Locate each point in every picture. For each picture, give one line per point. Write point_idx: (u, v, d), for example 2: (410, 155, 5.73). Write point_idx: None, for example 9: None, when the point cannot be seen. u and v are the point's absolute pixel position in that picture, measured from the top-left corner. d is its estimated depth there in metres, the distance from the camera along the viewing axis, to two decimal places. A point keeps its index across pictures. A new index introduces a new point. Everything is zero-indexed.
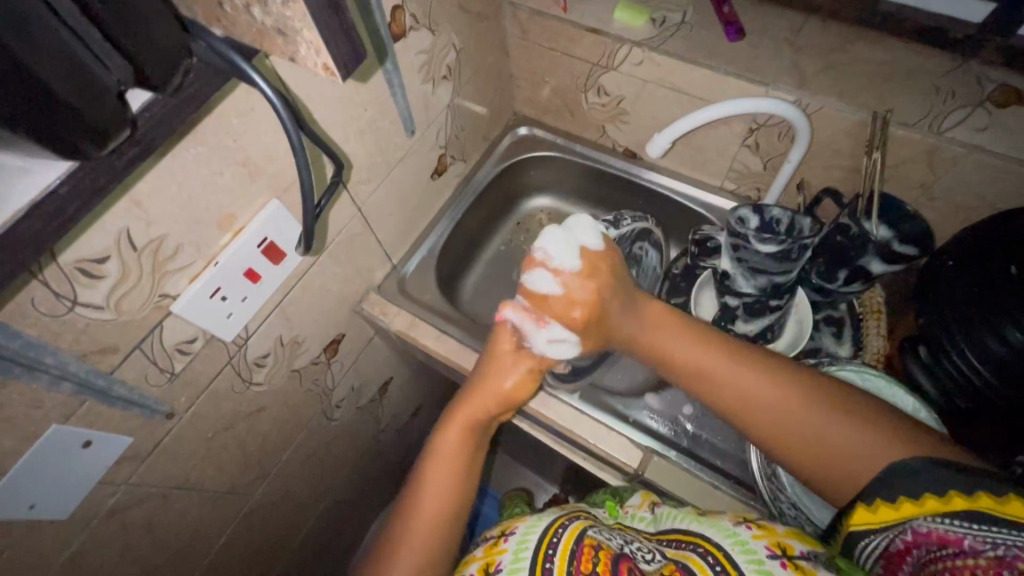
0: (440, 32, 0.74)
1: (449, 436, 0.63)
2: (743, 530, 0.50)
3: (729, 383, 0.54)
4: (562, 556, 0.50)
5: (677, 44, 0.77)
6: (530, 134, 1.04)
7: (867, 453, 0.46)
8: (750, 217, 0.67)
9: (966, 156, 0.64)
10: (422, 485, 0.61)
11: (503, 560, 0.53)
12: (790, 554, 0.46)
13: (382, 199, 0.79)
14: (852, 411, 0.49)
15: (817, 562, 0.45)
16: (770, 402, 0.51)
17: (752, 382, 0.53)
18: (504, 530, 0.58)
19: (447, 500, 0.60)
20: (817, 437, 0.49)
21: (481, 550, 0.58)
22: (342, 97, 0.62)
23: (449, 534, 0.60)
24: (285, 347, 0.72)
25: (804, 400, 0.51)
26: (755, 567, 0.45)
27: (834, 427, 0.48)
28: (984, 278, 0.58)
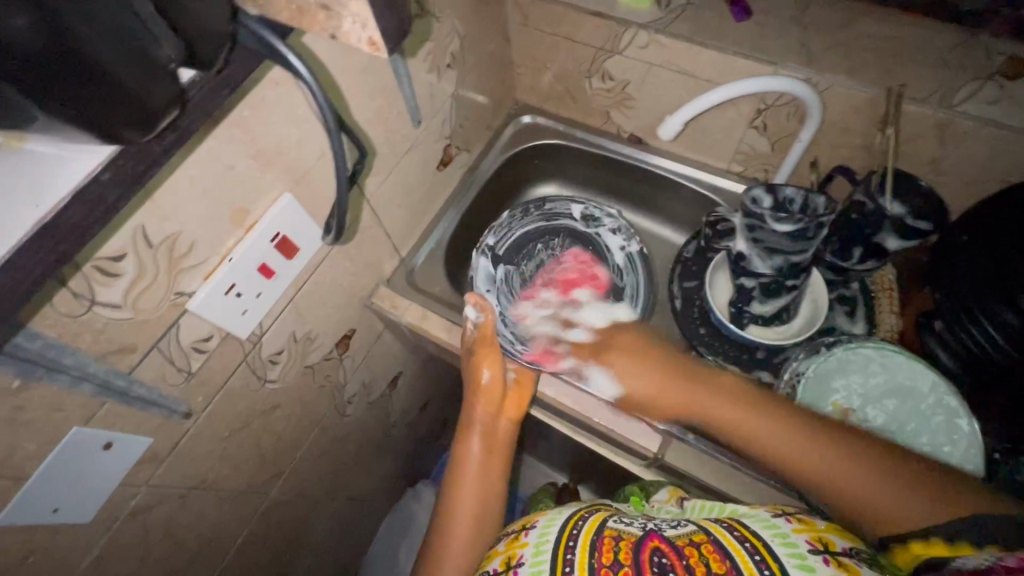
0: (444, 18, 0.73)
1: (473, 447, 0.72)
2: (782, 523, 0.50)
3: (775, 452, 0.56)
4: (583, 548, 0.51)
5: (682, 25, 0.76)
6: (533, 123, 1.03)
7: (894, 506, 0.49)
8: (763, 198, 0.66)
9: (977, 130, 0.64)
10: (456, 491, 0.69)
11: (525, 553, 0.54)
12: (831, 550, 0.47)
13: (390, 191, 0.78)
14: (887, 465, 0.51)
15: (860, 561, 0.46)
16: (807, 453, 0.54)
17: (779, 444, 0.56)
18: (525, 526, 0.59)
19: (483, 502, 0.69)
20: (846, 487, 0.51)
21: (503, 544, 0.59)
22: (351, 86, 0.62)
23: (491, 520, 0.69)
24: (298, 343, 0.72)
25: (837, 453, 0.53)
26: (797, 561, 0.46)
27: (867, 478, 0.51)
28: (998, 249, 0.59)
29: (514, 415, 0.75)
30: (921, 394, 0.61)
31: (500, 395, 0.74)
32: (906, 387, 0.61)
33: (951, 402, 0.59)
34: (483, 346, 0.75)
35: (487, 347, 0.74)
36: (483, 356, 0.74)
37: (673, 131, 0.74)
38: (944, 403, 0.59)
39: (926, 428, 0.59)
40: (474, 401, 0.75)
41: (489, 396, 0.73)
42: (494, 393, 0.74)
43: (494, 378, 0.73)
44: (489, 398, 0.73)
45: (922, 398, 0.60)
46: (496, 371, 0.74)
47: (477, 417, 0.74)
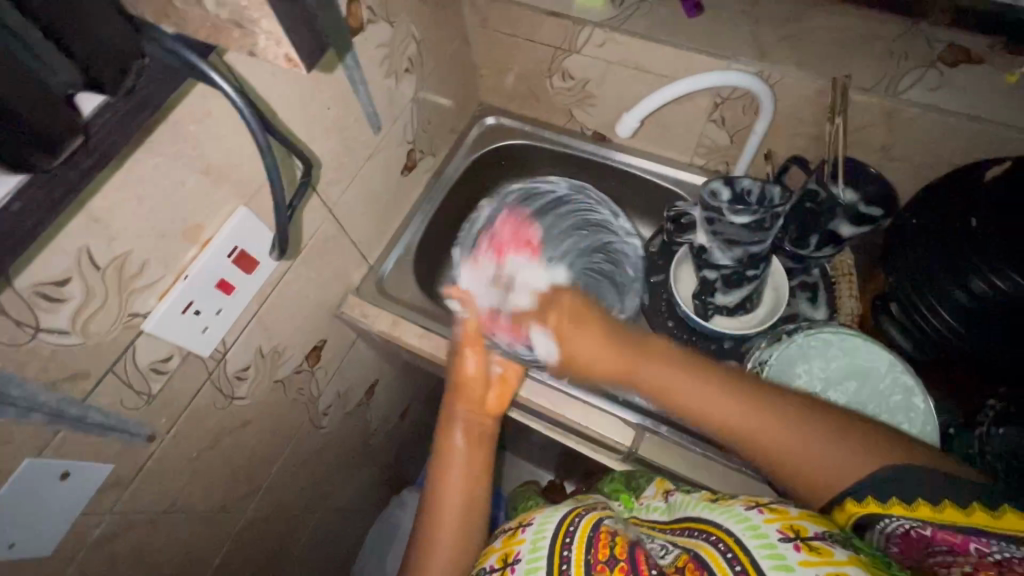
0: (399, 22, 0.73)
1: (456, 441, 0.70)
2: (754, 515, 0.50)
3: (718, 416, 0.53)
4: (579, 543, 0.54)
5: (638, 22, 0.77)
6: (498, 124, 1.03)
7: (844, 467, 0.48)
8: (721, 189, 0.67)
9: (921, 117, 0.66)
10: (438, 491, 0.67)
11: (522, 549, 0.56)
12: (804, 535, 0.46)
13: (353, 199, 0.78)
14: (842, 427, 0.50)
15: (832, 541, 0.45)
16: (748, 418, 0.52)
17: (717, 405, 0.53)
18: (522, 523, 0.62)
19: (469, 499, 0.67)
20: (793, 449, 0.51)
21: (499, 542, 0.61)
22: (303, 95, 0.61)
23: (478, 514, 0.67)
24: (266, 357, 0.71)
25: (781, 415, 0.52)
26: (768, 552, 0.46)
27: (819, 438, 0.50)
28: (945, 235, 0.60)
29: (496, 409, 0.73)
30: (878, 375, 0.62)
31: (480, 390, 0.72)
32: (865, 371, 0.63)
33: (906, 381, 0.61)
34: (467, 341, 0.73)
35: (475, 344, 0.72)
36: (467, 351, 0.73)
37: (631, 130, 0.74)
38: (900, 382, 0.61)
39: (885, 408, 0.61)
40: (456, 398, 0.73)
41: (473, 389, 0.72)
42: (476, 384, 0.72)
43: (476, 373, 0.72)
44: (468, 395, 0.72)
45: (880, 378, 0.62)
46: (481, 366, 0.72)
47: (458, 413, 0.72)
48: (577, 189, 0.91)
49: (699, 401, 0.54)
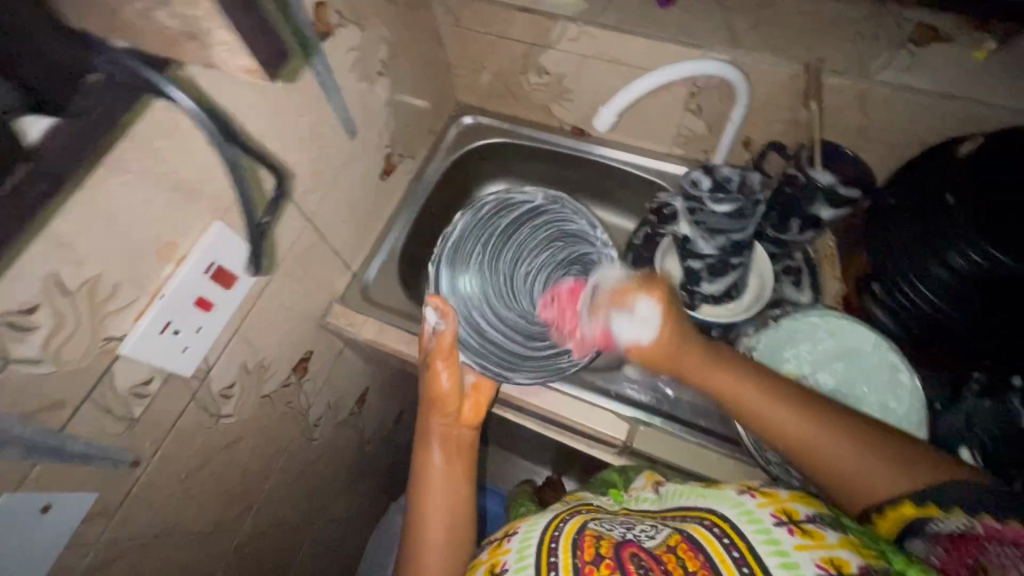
0: (369, 24, 0.71)
1: (434, 460, 0.71)
2: (747, 500, 0.51)
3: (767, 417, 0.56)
4: (565, 549, 0.52)
5: (610, 15, 0.77)
6: (476, 123, 1.03)
7: (878, 477, 0.51)
8: (701, 178, 0.67)
9: (894, 97, 0.66)
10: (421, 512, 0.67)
11: (508, 559, 0.55)
12: (795, 518, 0.48)
13: (332, 207, 0.76)
14: (881, 441, 0.52)
15: (822, 523, 0.47)
16: (797, 424, 0.55)
17: (769, 407, 0.56)
18: (508, 532, 0.61)
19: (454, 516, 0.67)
20: (833, 456, 0.53)
21: (487, 553, 0.60)
22: (275, 104, 0.60)
23: (464, 525, 0.67)
24: (251, 373, 0.69)
25: (827, 426, 0.54)
26: (763, 536, 0.47)
27: (853, 449, 0.52)
28: (922, 214, 0.61)
29: (471, 421, 0.74)
30: (865, 356, 0.63)
31: (455, 405, 0.73)
32: (851, 352, 0.63)
33: (892, 360, 0.62)
34: (438, 354, 0.73)
35: (448, 357, 0.72)
36: (439, 366, 0.73)
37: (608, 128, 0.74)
38: (885, 362, 0.62)
39: (872, 388, 0.62)
40: (431, 413, 0.74)
41: (447, 407, 0.73)
42: (450, 400, 0.73)
43: (451, 388, 0.72)
44: (442, 410, 0.73)
45: (866, 359, 0.63)
46: (453, 381, 0.72)
47: (434, 430, 0.73)
48: (555, 199, 0.82)
49: (751, 403, 0.57)
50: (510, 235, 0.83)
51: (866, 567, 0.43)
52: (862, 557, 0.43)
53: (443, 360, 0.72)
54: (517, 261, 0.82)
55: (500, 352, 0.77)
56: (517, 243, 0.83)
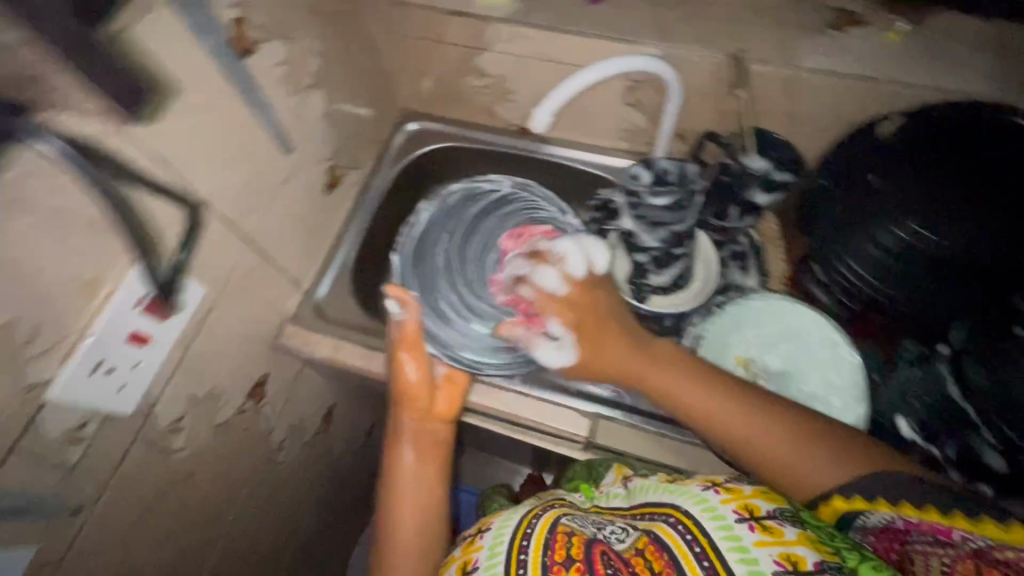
0: (296, 37, 0.70)
1: (406, 456, 0.67)
2: (711, 496, 0.52)
3: (712, 411, 0.57)
4: (536, 546, 0.52)
5: (541, 14, 0.77)
6: (421, 129, 1.01)
7: (816, 470, 0.52)
8: (642, 172, 0.72)
9: (819, 81, 0.68)
10: (391, 511, 0.65)
11: (480, 556, 0.55)
12: (757, 515, 0.49)
13: (274, 226, 0.75)
14: (817, 433, 0.54)
15: (783, 519, 0.48)
16: (740, 418, 0.56)
17: (715, 405, 0.57)
18: (480, 528, 0.60)
19: (426, 513, 0.65)
20: (774, 450, 0.54)
21: (460, 549, 0.60)
22: (200, 127, 0.58)
23: (437, 522, 0.66)
24: (202, 403, 0.68)
25: (768, 419, 0.56)
26: (725, 533, 0.48)
27: (792, 441, 0.54)
28: (851, 194, 0.63)
29: (446, 415, 0.71)
30: (808, 335, 0.65)
31: (426, 398, 0.70)
32: (794, 332, 0.65)
33: (834, 336, 0.64)
34: (404, 344, 0.70)
35: (414, 347, 0.70)
36: (407, 355, 0.70)
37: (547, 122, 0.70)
38: (827, 339, 0.64)
39: (816, 365, 0.64)
40: (402, 408, 0.70)
41: (416, 400, 0.70)
42: (422, 394, 0.70)
43: (419, 380, 0.70)
44: (414, 405, 0.69)
45: (809, 338, 0.65)
46: (421, 373, 0.70)
47: (407, 426, 0.69)
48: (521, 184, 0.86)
49: (696, 402, 0.58)
50: (478, 224, 0.85)
51: (820, 563, 0.44)
52: (816, 553, 0.45)
53: (408, 351, 0.70)
54: (485, 248, 0.84)
55: (470, 340, 0.77)
56: (484, 231, 0.85)
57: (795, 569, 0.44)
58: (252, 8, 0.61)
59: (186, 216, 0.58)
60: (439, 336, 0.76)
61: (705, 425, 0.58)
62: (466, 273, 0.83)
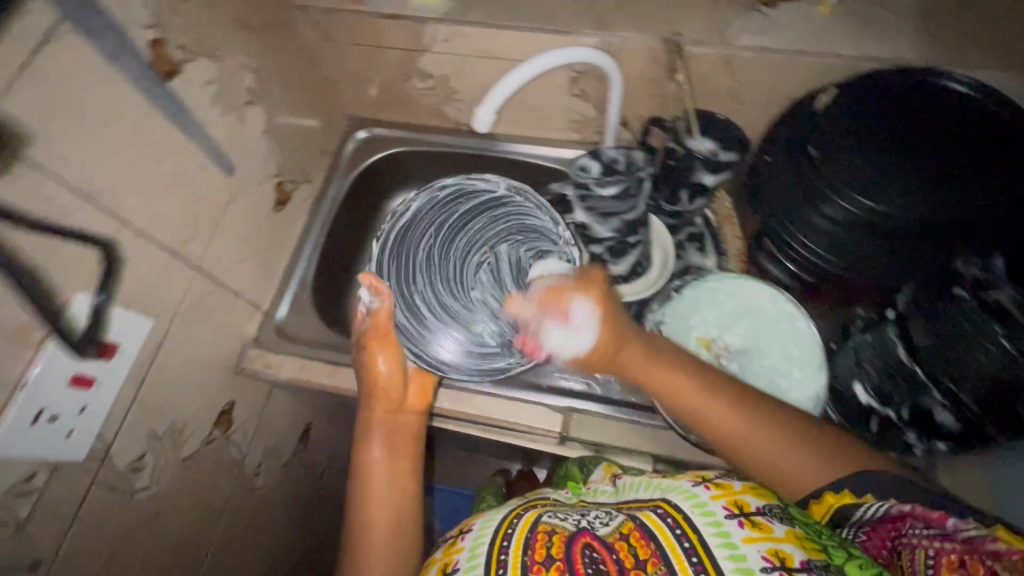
0: (224, 54, 0.68)
1: (376, 453, 0.63)
2: (701, 491, 0.51)
3: (710, 408, 0.55)
4: (517, 545, 0.50)
5: (476, 11, 0.76)
6: (371, 136, 0.99)
7: (810, 467, 0.52)
8: (591, 163, 0.70)
9: (755, 59, 0.69)
10: (361, 515, 0.59)
11: (460, 558, 0.52)
12: (746, 511, 0.48)
13: (221, 249, 0.73)
14: (813, 433, 0.54)
15: (772, 515, 0.47)
16: (737, 416, 0.55)
17: (715, 403, 0.55)
18: (462, 529, 0.57)
19: (400, 515, 0.60)
20: (771, 447, 0.53)
21: (441, 551, 0.56)
22: (128, 156, 0.56)
23: (411, 525, 0.60)
24: (164, 439, 0.66)
25: (767, 417, 0.55)
26: (714, 529, 0.46)
27: (789, 440, 0.53)
28: (794, 167, 0.63)
29: (418, 408, 0.69)
30: (767, 311, 0.66)
31: (399, 392, 0.68)
32: (753, 309, 0.66)
33: (790, 310, 0.65)
34: (374, 336, 0.67)
35: (383, 338, 0.67)
36: (377, 346, 0.68)
37: (484, 124, 0.69)
38: (785, 312, 0.65)
39: (775, 340, 0.65)
40: (373, 404, 0.67)
41: (387, 400, 0.67)
42: (392, 388, 0.67)
43: (390, 373, 0.67)
44: (388, 398, 0.67)
45: (766, 313, 0.66)
46: (392, 364, 0.68)
47: (377, 421, 0.66)
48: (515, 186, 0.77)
49: (698, 401, 0.56)
50: (465, 223, 0.78)
51: (807, 561, 0.43)
52: (805, 552, 0.44)
53: (379, 343, 0.68)
54: (470, 247, 0.78)
55: (436, 343, 0.74)
56: (472, 231, 0.78)
57: (783, 566, 0.43)
58: (171, 28, 0.59)
59: (122, 250, 0.56)
60: (408, 337, 0.73)
61: (699, 424, 0.56)
62: (448, 273, 0.78)
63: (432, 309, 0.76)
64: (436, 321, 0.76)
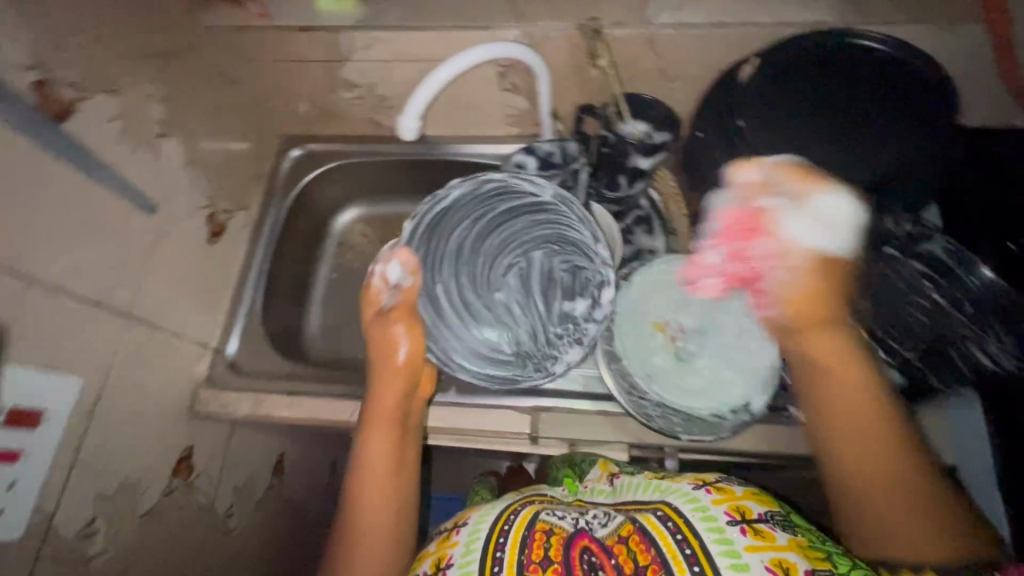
0: (126, 87, 0.65)
1: (373, 445, 0.60)
2: (702, 495, 0.50)
3: (851, 425, 0.49)
4: (512, 543, 0.49)
5: (393, 14, 0.75)
6: (306, 154, 0.93)
7: (919, 536, 0.46)
8: (526, 159, 0.74)
9: (677, 36, 0.69)
10: (350, 509, 0.58)
11: (454, 552, 0.51)
12: (748, 517, 0.48)
13: (155, 289, 0.70)
14: (950, 508, 0.47)
15: (773, 524, 0.48)
16: (877, 446, 0.48)
17: (865, 421, 0.49)
18: (456, 521, 0.56)
19: (394, 515, 0.58)
20: (896, 489, 0.47)
21: (434, 543, 0.55)
22: (25, 205, 0.53)
23: (404, 523, 0.59)
24: (115, 497, 0.62)
25: (909, 463, 0.48)
26: (716, 536, 0.46)
27: (920, 499, 0.47)
28: (727, 139, 0.63)
29: (422, 394, 0.68)
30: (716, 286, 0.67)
31: (408, 377, 0.66)
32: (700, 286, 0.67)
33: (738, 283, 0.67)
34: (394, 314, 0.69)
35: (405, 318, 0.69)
36: (400, 325, 0.68)
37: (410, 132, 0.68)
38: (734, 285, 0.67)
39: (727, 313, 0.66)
40: (382, 385, 0.65)
41: (388, 388, 0.64)
42: (395, 377, 0.65)
43: (406, 359, 0.66)
44: (394, 381, 0.65)
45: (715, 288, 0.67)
46: (411, 347, 0.67)
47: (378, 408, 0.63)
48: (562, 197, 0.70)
49: (850, 412, 0.50)
50: (503, 223, 0.73)
51: (812, 570, 0.44)
52: (807, 560, 0.44)
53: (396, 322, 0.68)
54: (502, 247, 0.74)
55: (453, 340, 0.72)
56: (509, 232, 0.74)
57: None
58: (56, 67, 0.56)
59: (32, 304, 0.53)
60: (430, 327, 0.71)
61: (833, 432, 0.50)
62: (476, 269, 0.74)
63: (455, 303, 0.73)
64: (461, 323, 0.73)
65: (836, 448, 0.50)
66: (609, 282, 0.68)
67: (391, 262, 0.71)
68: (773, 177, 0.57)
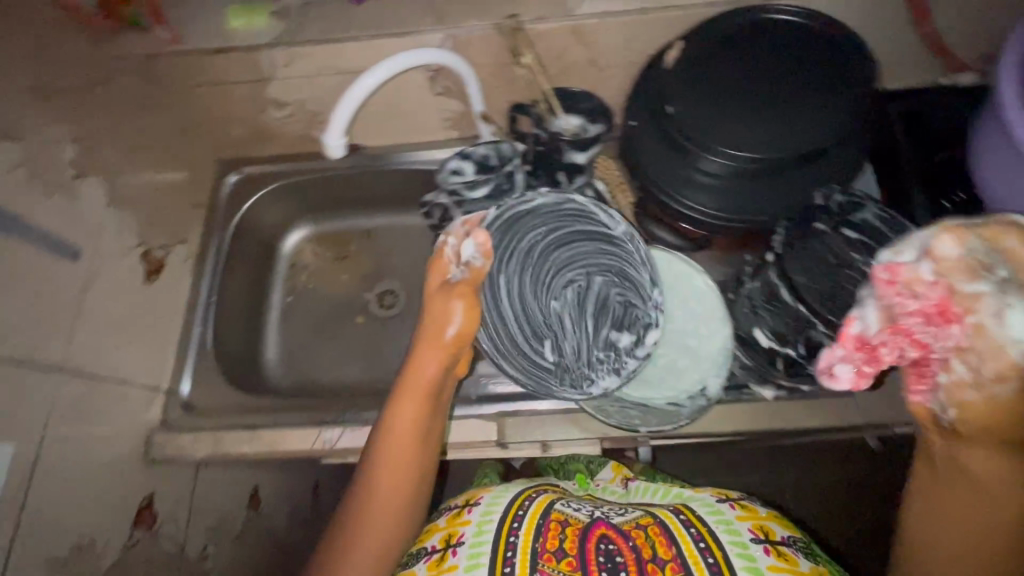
0: None
1: (410, 411, 0.58)
2: (727, 510, 0.54)
3: (954, 481, 0.45)
4: (527, 530, 0.51)
5: (311, 27, 0.74)
6: (243, 177, 0.85)
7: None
8: (463, 164, 0.71)
9: (603, 25, 0.68)
10: (373, 472, 0.56)
11: (466, 530, 0.53)
12: (772, 539, 0.51)
13: (84, 337, 0.68)
14: None
15: (796, 549, 0.51)
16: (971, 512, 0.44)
17: (976, 487, 0.44)
18: (468, 500, 0.58)
19: (413, 491, 0.57)
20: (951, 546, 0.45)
21: (443, 519, 0.58)
22: None
23: (417, 502, 0.58)
24: (65, 558, 0.59)
25: (989, 544, 0.43)
26: (739, 549, 0.49)
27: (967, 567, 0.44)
28: (658, 125, 0.63)
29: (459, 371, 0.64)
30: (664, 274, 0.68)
31: (454, 352, 0.61)
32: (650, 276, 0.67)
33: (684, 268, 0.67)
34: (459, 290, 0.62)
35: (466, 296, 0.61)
36: (460, 303, 0.61)
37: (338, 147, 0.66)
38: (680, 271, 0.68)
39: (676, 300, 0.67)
40: (425, 349, 0.60)
41: (432, 362, 0.60)
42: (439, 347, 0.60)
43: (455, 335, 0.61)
44: (438, 351, 0.60)
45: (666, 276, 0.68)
46: (460, 325, 0.61)
47: (421, 372, 0.59)
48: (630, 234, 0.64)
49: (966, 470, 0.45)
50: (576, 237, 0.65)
51: None
52: None
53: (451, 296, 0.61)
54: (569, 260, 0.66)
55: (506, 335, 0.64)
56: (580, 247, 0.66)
57: None
58: None
59: None
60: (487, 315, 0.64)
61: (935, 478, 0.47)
62: (542, 268, 0.65)
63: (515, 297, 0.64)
64: (510, 327, 0.64)
65: (928, 488, 0.47)
66: (655, 325, 0.63)
67: (467, 238, 0.63)
68: (988, 253, 0.42)
